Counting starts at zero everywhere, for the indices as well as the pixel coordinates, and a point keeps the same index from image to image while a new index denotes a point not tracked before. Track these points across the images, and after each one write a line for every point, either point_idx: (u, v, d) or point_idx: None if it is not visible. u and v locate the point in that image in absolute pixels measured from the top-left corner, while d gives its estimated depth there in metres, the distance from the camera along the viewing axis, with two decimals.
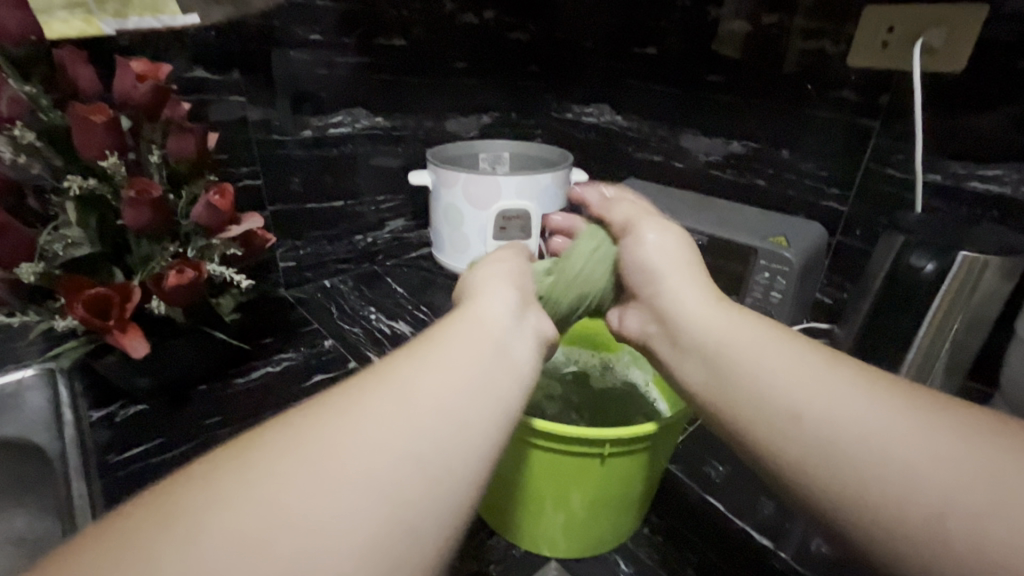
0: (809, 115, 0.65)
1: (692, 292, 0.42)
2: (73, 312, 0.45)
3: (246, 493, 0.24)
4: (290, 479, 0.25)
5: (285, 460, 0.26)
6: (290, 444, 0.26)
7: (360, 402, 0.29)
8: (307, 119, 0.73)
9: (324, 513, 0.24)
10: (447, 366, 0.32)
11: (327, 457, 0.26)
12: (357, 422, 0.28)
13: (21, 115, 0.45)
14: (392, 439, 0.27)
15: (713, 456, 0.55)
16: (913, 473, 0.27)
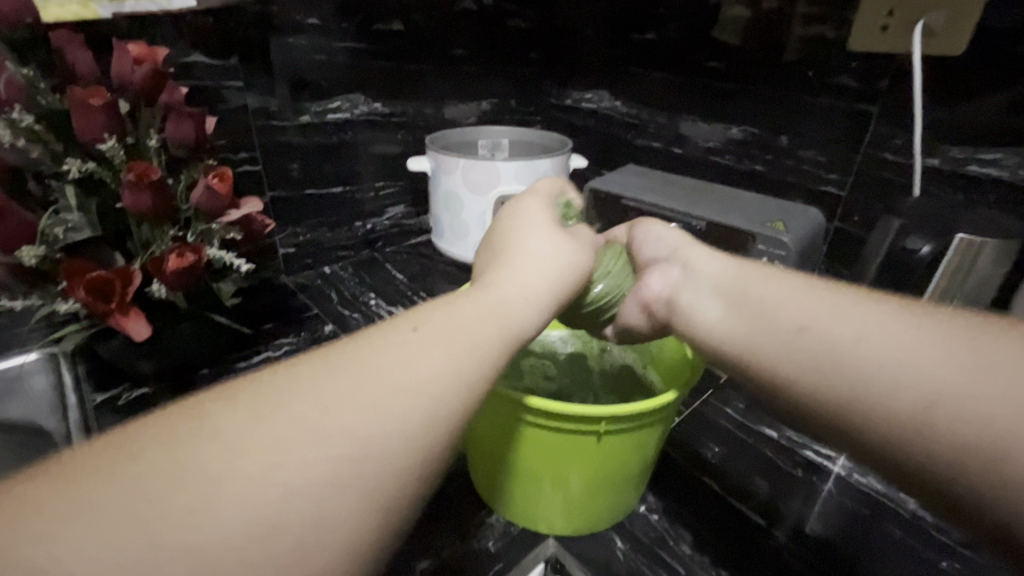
0: (809, 100, 0.65)
1: (704, 253, 0.42)
2: (75, 295, 0.46)
3: (230, 434, 0.21)
4: (282, 425, 0.22)
5: (270, 412, 0.22)
6: (287, 388, 0.23)
7: (361, 355, 0.25)
8: (305, 105, 0.73)
9: (312, 466, 0.21)
10: (468, 318, 0.29)
11: (323, 404, 0.23)
12: (368, 370, 0.25)
13: (19, 98, 0.45)
14: (400, 393, 0.24)
15: (710, 438, 0.56)
16: (944, 388, 0.26)
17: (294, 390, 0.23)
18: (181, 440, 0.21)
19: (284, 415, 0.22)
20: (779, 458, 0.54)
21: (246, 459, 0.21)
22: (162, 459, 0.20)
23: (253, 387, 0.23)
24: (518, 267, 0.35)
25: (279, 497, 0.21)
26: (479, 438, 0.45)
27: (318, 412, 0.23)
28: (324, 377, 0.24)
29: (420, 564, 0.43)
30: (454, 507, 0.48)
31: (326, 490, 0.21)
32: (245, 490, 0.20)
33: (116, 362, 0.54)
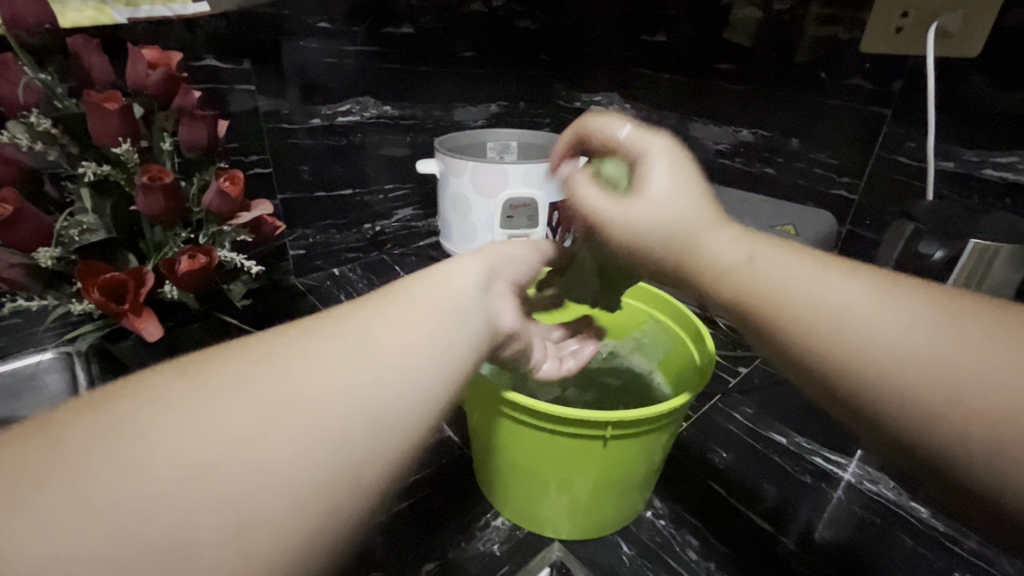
0: (821, 103, 0.65)
1: (673, 175, 0.34)
2: (89, 296, 0.47)
3: (168, 404, 0.23)
4: (220, 416, 0.23)
5: (210, 384, 0.24)
6: (227, 383, 0.24)
7: (297, 340, 0.27)
8: (316, 108, 0.74)
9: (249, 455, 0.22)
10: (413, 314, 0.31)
11: (258, 392, 0.24)
12: (302, 353, 0.27)
13: (38, 103, 0.46)
14: (331, 363, 0.26)
15: (718, 443, 0.56)
16: (966, 408, 0.25)
17: (231, 368, 0.25)
18: (117, 431, 0.21)
19: (220, 388, 0.24)
20: (788, 464, 0.53)
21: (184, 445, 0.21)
22: (103, 429, 0.21)
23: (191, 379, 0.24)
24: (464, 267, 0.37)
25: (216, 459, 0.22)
26: (488, 442, 0.45)
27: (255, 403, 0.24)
28: (265, 368, 0.25)
29: (425, 566, 0.43)
30: (459, 509, 0.48)
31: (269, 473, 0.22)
32: (172, 446, 0.21)
33: (128, 362, 0.55)
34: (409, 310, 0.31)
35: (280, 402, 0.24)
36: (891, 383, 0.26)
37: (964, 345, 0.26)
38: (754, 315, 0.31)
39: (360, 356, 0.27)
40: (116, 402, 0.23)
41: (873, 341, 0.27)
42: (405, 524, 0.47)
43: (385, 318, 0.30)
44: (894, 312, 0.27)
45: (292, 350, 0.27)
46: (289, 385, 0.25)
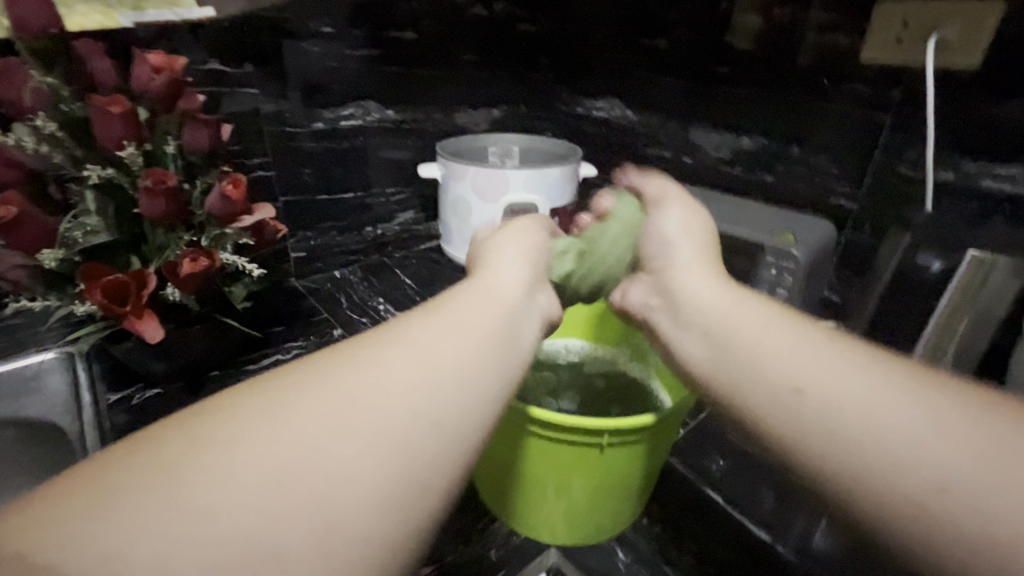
0: (821, 111, 0.65)
1: (684, 224, 0.45)
2: (92, 297, 0.47)
3: (239, 431, 0.25)
4: (241, 450, 0.24)
5: (271, 411, 0.26)
6: (260, 413, 0.26)
7: (346, 367, 0.29)
8: (318, 111, 0.74)
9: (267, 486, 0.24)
10: (428, 332, 0.32)
11: (279, 422, 0.26)
12: (352, 378, 0.28)
13: (44, 106, 0.47)
14: (376, 392, 0.28)
15: (715, 451, 0.56)
16: (950, 473, 0.25)
17: (291, 396, 0.27)
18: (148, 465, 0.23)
19: (281, 415, 0.26)
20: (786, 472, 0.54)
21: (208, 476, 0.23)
22: (184, 453, 0.24)
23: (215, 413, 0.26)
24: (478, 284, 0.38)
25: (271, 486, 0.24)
26: (486, 448, 0.45)
27: (274, 434, 0.25)
28: (283, 400, 0.27)
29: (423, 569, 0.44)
30: (458, 514, 0.48)
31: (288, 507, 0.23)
32: (238, 470, 0.24)
33: (130, 363, 0.55)
34: (450, 334, 0.32)
35: (331, 431, 0.26)
36: (872, 452, 0.27)
37: (955, 425, 0.26)
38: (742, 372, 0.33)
39: (375, 381, 0.28)
40: (195, 428, 0.25)
41: (861, 412, 0.28)
42: None
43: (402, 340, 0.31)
44: (892, 396, 0.28)
45: (343, 376, 0.28)
46: (338, 413, 0.27)
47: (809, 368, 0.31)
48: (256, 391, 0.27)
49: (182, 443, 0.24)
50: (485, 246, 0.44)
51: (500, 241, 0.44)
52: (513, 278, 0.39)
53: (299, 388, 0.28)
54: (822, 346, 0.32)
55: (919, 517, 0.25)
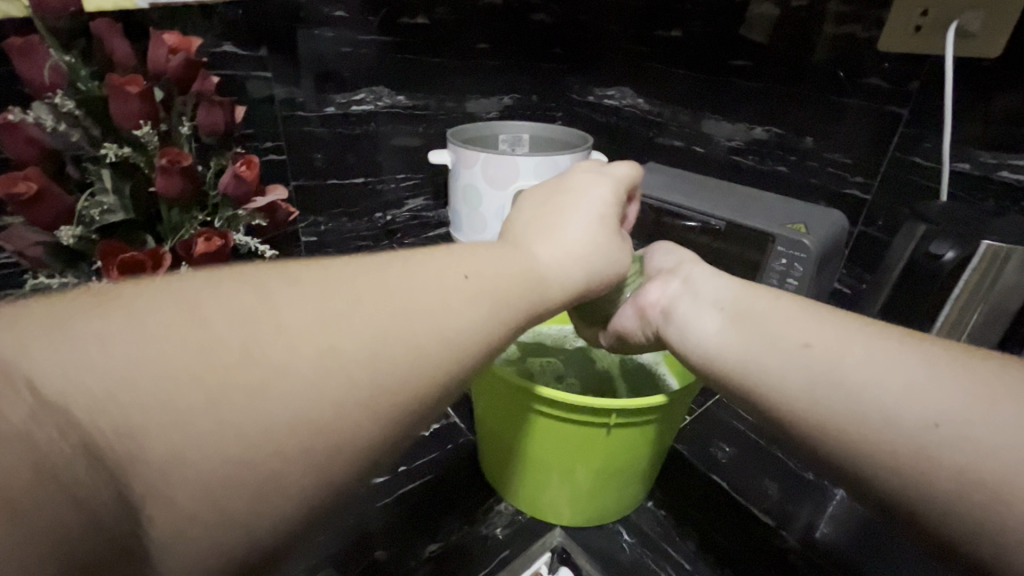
0: (837, 102, 0.64)
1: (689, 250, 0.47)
2: (109, 274, 0.48)
3: (250, 308, 0.22)
4: (249, 334, 0.21)
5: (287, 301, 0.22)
6: (274, 296, 0.22)
7: (378, 278, 0.25)
8: (330, 96, 0.75)
9: (299, 392, 0.21)
10: (488, 277, 0.28)
11: (326, 323, 0.22)
12: (379, 290, 0.25)
13: (62, 85, 0.47)
14: (400, 313, 0.24)
15: (720, 438, 0.56)
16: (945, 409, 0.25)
17: (315, 289, 0.23)
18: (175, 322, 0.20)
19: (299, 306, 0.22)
20: (791, 463, 0.54)
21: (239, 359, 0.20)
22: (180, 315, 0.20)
23: (259, 290, 0.22)
24: (549, 229, 0.34)
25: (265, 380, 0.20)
26: (493, 427, 0.45)
27: (320, 337, 0.22)
28: (333, 300, 0.23)
29: (429, 546, 0.44)
30: (463, 494, 0.49)
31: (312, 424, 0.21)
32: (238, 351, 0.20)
33: None
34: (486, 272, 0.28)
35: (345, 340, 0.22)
36: (873, 401, 0.27)
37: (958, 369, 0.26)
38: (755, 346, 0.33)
39: (435, 314, 0.25)
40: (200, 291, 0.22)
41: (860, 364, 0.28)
42: (408, 505, 0.48)
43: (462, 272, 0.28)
44: (895, 352, 0.28)
45: (373, 284, 0.25)
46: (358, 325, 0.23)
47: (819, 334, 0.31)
48: (308, 280, 0.24)
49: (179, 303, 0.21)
50: (566, 180, 0.39)
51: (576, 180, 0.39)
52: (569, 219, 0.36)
53: (353, 290, 0.24)
54: (833, 320, 0.32)
55: (919, 454, 0.24)
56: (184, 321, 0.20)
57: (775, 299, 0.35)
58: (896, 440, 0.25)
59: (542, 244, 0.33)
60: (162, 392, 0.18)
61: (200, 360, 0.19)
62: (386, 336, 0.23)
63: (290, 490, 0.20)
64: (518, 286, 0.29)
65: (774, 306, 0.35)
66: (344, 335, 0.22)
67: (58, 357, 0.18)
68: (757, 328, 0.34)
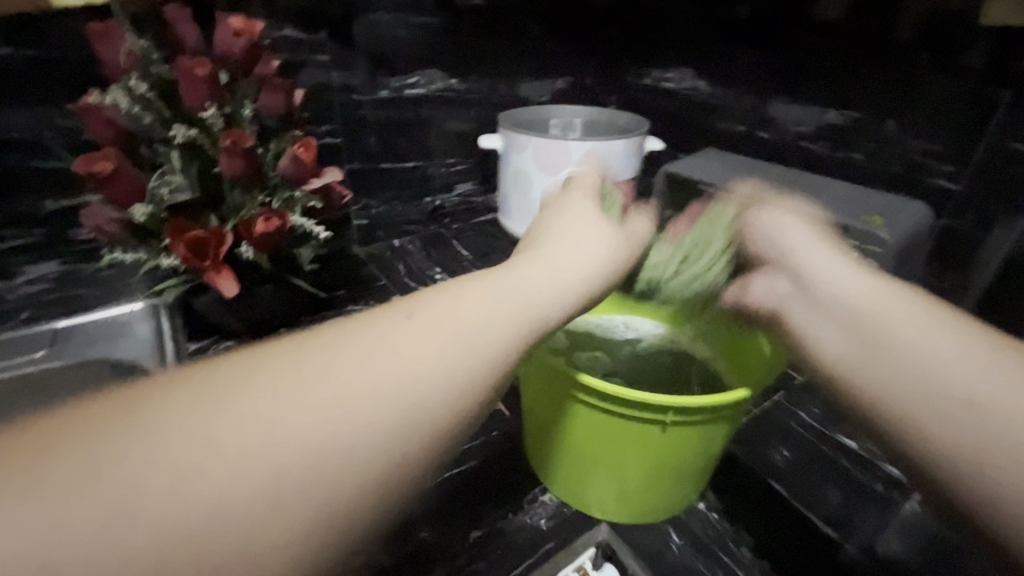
0: (922, 83, 0.57)
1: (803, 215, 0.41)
2: (177, 251, 0.50)
3: (221, 402, 0.19)
4: (231, 436, 0.18)
5: (264, 386, 0.20)
6: (239, 385, 0.19)
7: (357, 336, 0.22)
8: (384, 80, 0.75)
9: (291, 474, 0.18)
10: (485, 308, 0.25)
11: (329, 372, 0.21)
12: (359, 352, 0.22)
13: (137, 69, 0.50)
14: (391, 377, 0.21)
15: (777, 439, 0.53)
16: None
17: (286, 373, 0.20)
18: (166, 413, 0.18)
19: (280, 386, 0.20)
20: (859, 470, 0.50)
21: (248, 465, 0.18)
22: (142, 420, 0.18)
23: (245, 362, 0.20)
24: (560, 240, 0.32)
25: (253, 485, 0.18)
26: (541, 417, 0.45)
27: (310, 413, 0.19)
28: (331, 344, 0.22)
29: (473, 532, 0.44)
30: (508, 482, 0.49)
31: (341, 469, 0.19)
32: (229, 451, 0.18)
33: (207, 315, 0.59)
34: (487, 305, 0.25)
35: (329, 417, 0.20)
36: (959, 436, 0.26)
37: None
38: (853, 368, 0.31)
39: (436, 368, 0.22)
40: (159, 392, 0.19)
41: (952, 393, 0.27)
42: (450, 490, 0.47)
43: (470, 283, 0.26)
44: (978, 369, 0.27)
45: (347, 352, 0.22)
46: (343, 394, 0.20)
47: (924, 358, 0.29)
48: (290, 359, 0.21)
49: (139, 411, 0.18)
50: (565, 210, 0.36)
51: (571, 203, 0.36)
52: (567, 242, 0.32)
53: (353, 333, 0.22)
54: (935, 324, 0.30)
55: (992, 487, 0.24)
56: (177, 402, 0.19)
57: (890, 293, 0.32)
58: (958, 431, 0.26)
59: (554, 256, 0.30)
60: (175, 518, 0.16)
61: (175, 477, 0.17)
62: (384, 399, 0.21)
63: (347, 538, 0.19)
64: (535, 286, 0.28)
65: (874, 301, 0.32)
66: (352, 407, 0.20)
67: (45, 484, 0.16)
68: (866, 330, 0.31)
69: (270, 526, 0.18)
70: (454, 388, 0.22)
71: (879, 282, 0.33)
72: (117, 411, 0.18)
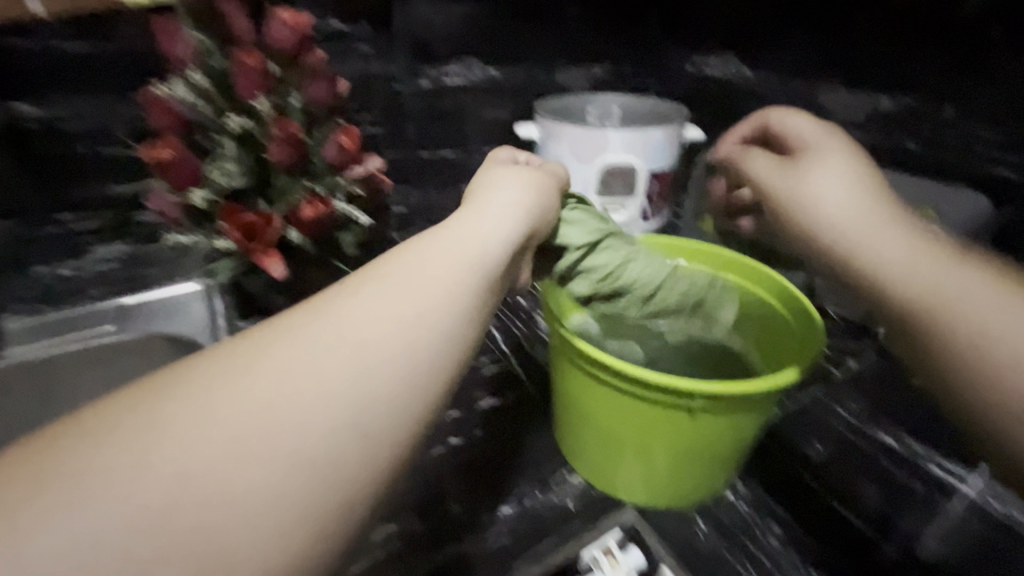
0: (991, 66, 0.50)
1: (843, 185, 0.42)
2: (230, 234, 0.53)
3: (162, 417, 0.23)
4: (174, 439, 0.23)
5: (197, 397, 0.24)
6: (175, 401, 0.24)
7: (278, 338, 0.27)
8: (424, 70, 0.77)
9: (232, 458, 0.23)
10: (395, 291, 0.29)
11: (256, 389, 0.24)
12: (278, 351, 0.26)
13: (197, 61, 0.53)
14: (307, 365, 0.25)
15: (813, 433, 0.51)
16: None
17: (214, 382, 0.25)
18: (136, 449, 0.22)
19: (212, 393, 0.24)
20: (896, 473, 0.46)
21: (193, 462, 0.22)
22: (101, 445, 0.22)
23: (186, 380, 0.25)
24: (472, 224, 0.34)
25: (199, 476, 0.22)
26: (571, 401, 0.45)
27: (240, 408, 0.24)
28: (273, 369, 0.25)
29: (503, 508, 0.46)
30: (536, 462, 0.50)
31: (302, 479, 0.24)
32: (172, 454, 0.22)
33: (257, 294, 0.62)
34: (397, 289, 0.29)
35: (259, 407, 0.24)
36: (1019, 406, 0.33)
37: None
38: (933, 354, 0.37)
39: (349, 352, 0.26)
40: (111, 422, 0.23)
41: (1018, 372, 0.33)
42: (481, 467, 0.49)
43: (400, 283, 0.29)
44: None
45: (270, 354, 0.26)
46: (268, 385, 0.25)
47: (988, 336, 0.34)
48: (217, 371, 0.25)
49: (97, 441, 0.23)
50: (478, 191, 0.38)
51: (483, 182, 0.39)
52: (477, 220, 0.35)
53: (271, 354, 0.26)
54: (993, 299, 0.35)
55: None
56: (139, 439, 0.23)
57: (945, 267, 0.37)
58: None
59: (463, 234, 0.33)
60: (138, 511, 0.21)
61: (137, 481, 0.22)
62: (300, 383, 0.25)
63: (307, 502, 0.23)
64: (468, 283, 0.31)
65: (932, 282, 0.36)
66: (277, 396, 0.24)
67: (62, 519, 0.20)
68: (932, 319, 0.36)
69: (222, 504, 0.22)
70: (391, 394, 0.26)
71: (929, 257, 0.37)
72: (85, 443, 0.23)
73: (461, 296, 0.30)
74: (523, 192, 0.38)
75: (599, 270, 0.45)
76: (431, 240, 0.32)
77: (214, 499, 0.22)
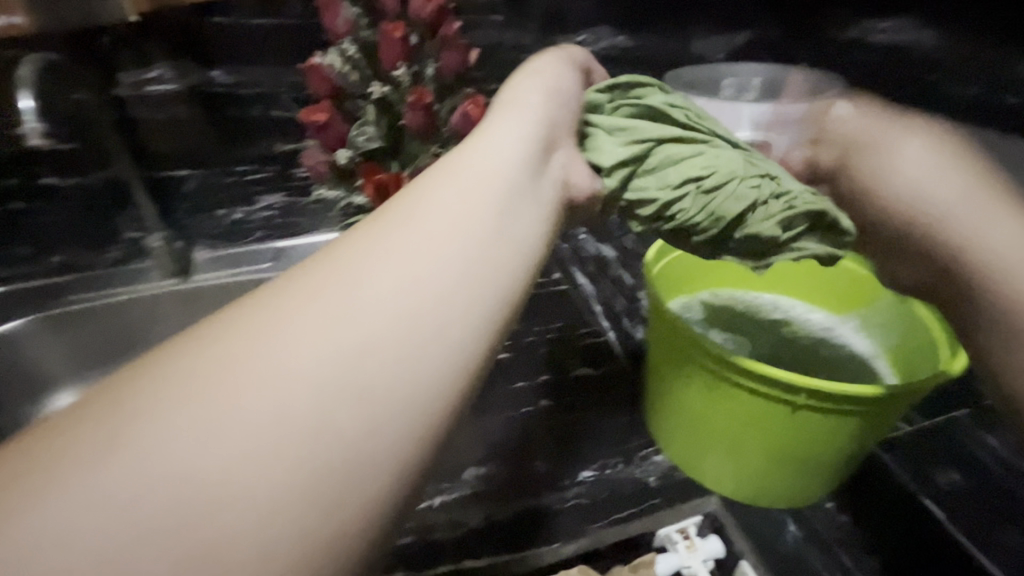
0: None
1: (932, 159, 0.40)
2: (366, 191, 0.60)
3: (173, 382, 0.20)
4: (192, 404, 0.20)
5: (210, 357, 0.21)
6: (185, 364, 0.21)
7: (291, 288, 0.23)
8: (554, 40, 0.78)
9: (269, 417, 0.20)
10: (422, 229, 0.26)
11: (278, 339, 0.22)
12: (295, 302, 0.23)
13: (350, 33, 0.58)
14: (334, 309, 0.23)
15: (948, 461, 0.46)
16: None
17: (225, 340, 0.21)
18: (147, 417, 0.19)
19: (228, 350, 0.21)
20: None
21: (223, 429, 0.19)
22: (104, 418, 0.19)
23: (194, 341, 0.21)
24: (493, 148, 0.31)
25: (234, 444, 0.19)
26: (662, 378, 0.45)
27: (264, 363, 0.21)
28: (286, 317, 0.22)
29: (585, 473, 0.47)
30: (623, 437, 0.50)
31: (350, 421, 0.21)
32: (192, 420, 0.19)
33: None
34: (423, 226, 0.26)
35: (289, 356, 0.21)
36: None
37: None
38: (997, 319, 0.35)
39: (375, 293, 0.23)
40: (102, 398, 0.20)
41: None
42: (567, 430, 0.51)
43: (424, 215, 0.26)
44: None
45: (285, 303, 0.23)
46: (295, 334, 0.22)
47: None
48: (224, 328, 0.22)
49: (98, 417, 0.19)
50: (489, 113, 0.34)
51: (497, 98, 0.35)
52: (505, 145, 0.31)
53: (287, 304, 0.23)
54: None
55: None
56: (147, 405, 0.19)
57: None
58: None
59: (484, 164, 0.30)
60: (168, 488, 0.18)
61: (157, 457, 0.18)
62: (328, 329, 0.22)
63: (368, 457, 0.21)
64: (495, 224, 0.28)
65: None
66: (306, 344, 0.22)
67: (67, 496, 0.17)
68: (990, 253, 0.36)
69: (270, 470, 0.19)
70: (427, 350, 0.23)
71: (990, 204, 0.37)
72: (79, 423, 0.19)
73: (492, 239, 0.27)
74: (548, 107, 0.35)
75: (650, 198, 0.39)
76: (449, 175, 0.28)
77: (258, 466, 0.19)
